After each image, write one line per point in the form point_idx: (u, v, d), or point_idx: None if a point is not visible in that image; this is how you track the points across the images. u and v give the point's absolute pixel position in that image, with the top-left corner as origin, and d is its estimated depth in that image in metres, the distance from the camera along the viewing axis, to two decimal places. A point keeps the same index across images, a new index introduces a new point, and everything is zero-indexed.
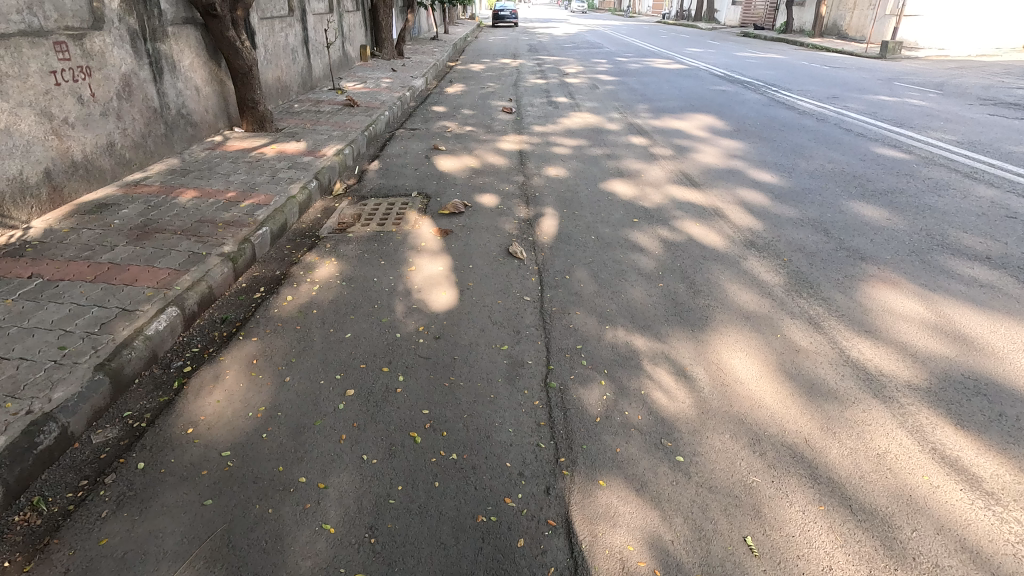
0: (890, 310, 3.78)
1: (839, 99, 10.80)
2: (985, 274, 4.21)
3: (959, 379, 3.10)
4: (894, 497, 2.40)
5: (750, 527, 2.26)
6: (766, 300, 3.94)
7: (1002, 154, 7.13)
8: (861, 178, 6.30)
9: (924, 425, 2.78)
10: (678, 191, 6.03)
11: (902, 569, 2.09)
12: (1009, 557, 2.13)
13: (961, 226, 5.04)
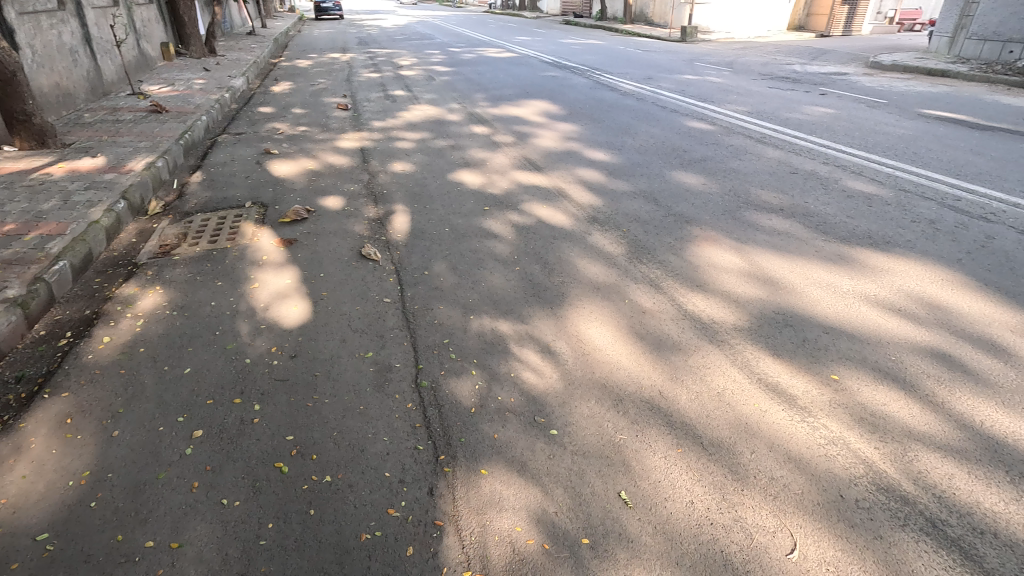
0: (714, 265, 4.29)
1: (652, 79, 11.92)
2: (781, 224, 4.95)
3: (772, 316, 3.62)
4: (734, 427, 2.74)
5: (623, 482, 2.45)
6: (613, 270, 4.25)
7: (782, 121, 8.42)
8: (678, 150, 7.04)
9: (750, 360, 3.21)
10: (523, 175, 6.24)
11: (747, 487, 2.41)
12: (822, 458, 2.55)
13: (759, 185, 5.86)
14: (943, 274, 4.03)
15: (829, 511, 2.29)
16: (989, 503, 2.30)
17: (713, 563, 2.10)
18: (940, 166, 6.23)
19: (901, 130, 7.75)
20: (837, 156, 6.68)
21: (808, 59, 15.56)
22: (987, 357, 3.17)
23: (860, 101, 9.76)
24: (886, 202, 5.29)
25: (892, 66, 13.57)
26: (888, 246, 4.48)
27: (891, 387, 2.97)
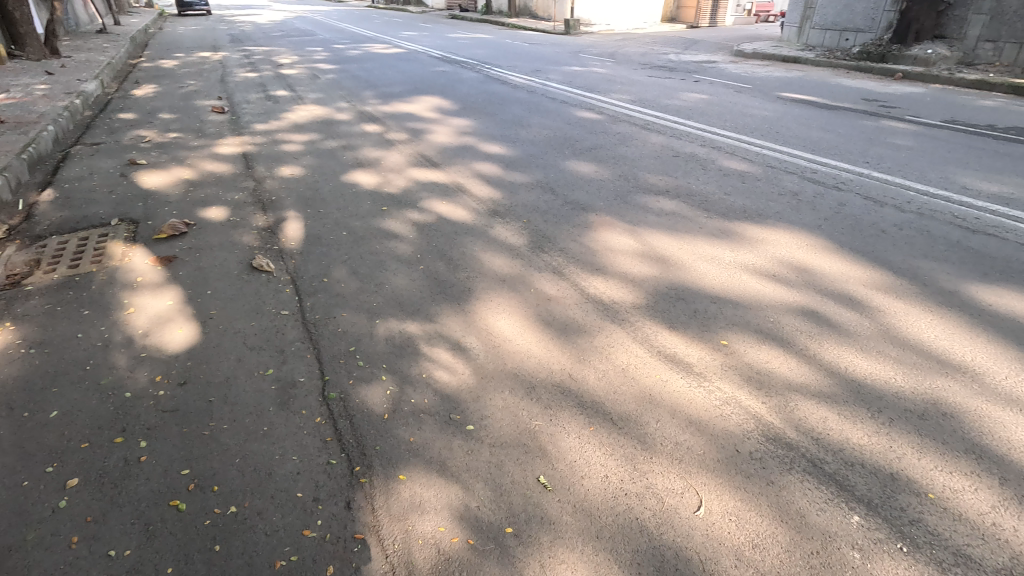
0: (611, 248, 4.49)
1: (541, 72, 12.18)
2: (668, 205, 5.26)
3: (666, 292, 3.86)
4: (640, 399, 2.90)
5: (541, 467, 2.51)
6: (517, 261, 4.31)
7: (662, 107, 8.95)
8: (570, 139, 7.27)
9: (650, 335, 3.40)
10: (420, 173, 6.15)
11: (655, 455, 2.56)
12: (718, 417, 2.76)
13: (646, 169, 6.20)
14: (807, 240, 4.50)
15: (728, 465, 2.49)
16: (856, 437, 2.62)
17: (630, 531, 2.21)
18: (799, 143, 6.93)
19: (764, 113, 8.52)
20: (712, 139, 7.22)
21: (681, 49, 16.65)
22: (847, 310, 3.59)
23: (728, 87, 10.60)
24: (757, 179, 5.80)
25: (753, 54, 14.87)
26: (761, 218, 4.92)
27: (772, 346, 3.28)
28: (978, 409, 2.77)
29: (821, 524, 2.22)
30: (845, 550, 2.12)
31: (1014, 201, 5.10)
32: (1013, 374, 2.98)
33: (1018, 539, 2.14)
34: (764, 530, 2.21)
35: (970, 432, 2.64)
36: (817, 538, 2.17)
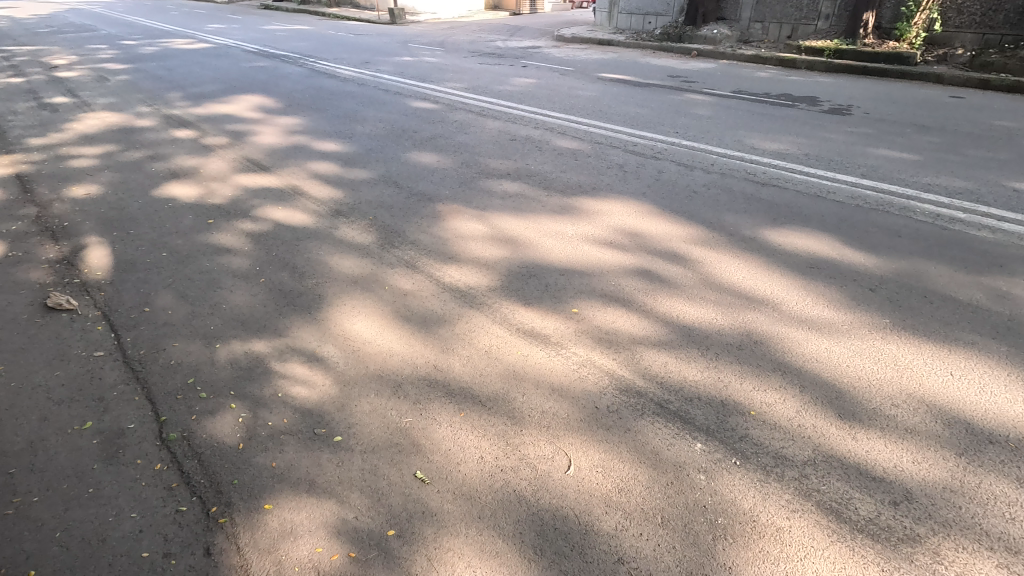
0: (461, 236, 4.54)
1: (370, 63, 11.79)
2: (511, 187, 5.44)
3: (518, 271, 4.01)
4: (505, 377, 3.00)
5: (417, 462, 2.49)
6: (368, 260, 4.17)
7: (496, 93, 9.18)
8: (408, 131, 7.16)
9: (508, 314, 3.52)
10: (248, 179, 5.65)
11: (525, 426, 2.68)
12: (577, 380, 2.96)
13: (487, 154, 6.34)
14: (636, 207, 4.95)
15: (590, 422, 2.69)
16: (692, 375, 2.97)
17: (510, 504, 2.30)
18: (620, 119, 7.56)
19: (588, 93, 9.14)
20: (545, 120, 7.59)
21: (507, 36, 17.17)
22: (674, 265, 4.03)
23: (554, 71, 11.18)
24: (588, 155, 6.23)
25: (572, 39, 15.82)
26: (595, 191, 5.30)
27: (616, 307, 3.58)
28: (779, 333, 3.29)
29: (672, 456, 2.50)
30: (693, 475, 2.41)
31: (789, 156, 6.08)
32: (801, 300, 3.59)
33: (816, 433, 2.61)
34: (627, 474, 2.42)
35: (776, 353, 3.13)
36: (670, 470, 2.44)
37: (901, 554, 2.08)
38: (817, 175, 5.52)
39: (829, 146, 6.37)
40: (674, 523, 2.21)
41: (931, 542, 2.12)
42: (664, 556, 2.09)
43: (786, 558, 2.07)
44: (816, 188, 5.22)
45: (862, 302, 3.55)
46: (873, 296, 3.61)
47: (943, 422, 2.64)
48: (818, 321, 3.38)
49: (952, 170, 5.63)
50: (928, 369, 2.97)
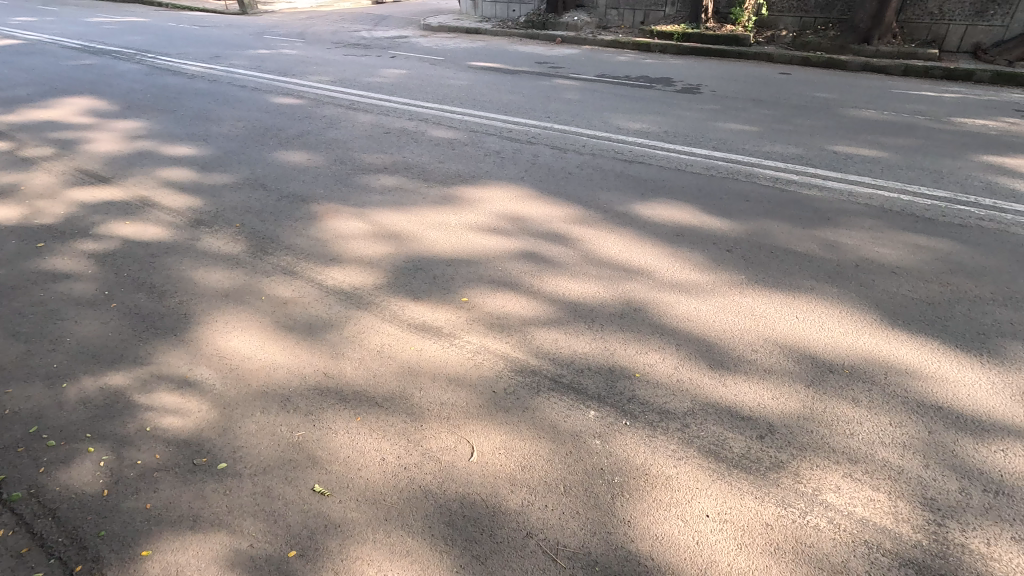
0: (341, 235, 4.35)
1: (221, 58, 10.83)
2: (389, 181, 5.31)
3: (404, 266, 3.93)
4: (399, 374, 2.94)
5: (314, 476, 2.38)
6: (238, 270, 3.87)
7: (365, 86, 8.86)
8: (272, 129, 6.70)
9: (397, 311, 3.45)
10: (84, 193, 4.98)
11: (424, 421, 2.65)
12: (473, 367, 2.98)
13: (361, 149, 6.11)
14: (516, 192, 5.05)
15: (489, 407, 2.73)
16: (581, 348, 3.12)
17: (417, 501, 2.27)
18: (493, 107, 7.63)
19: (459, 82, 9.12)
20: (418, 111, 7.46)
21: (371, 26, 16.58)
22: (557, 245, 4.17)
23: (424, 60, 11.00)
24: (464, 144, 6.23)
25: (439, 28, 15.66)
26: (475, 179, 5.32)
27: (505, 291, 3.64)
28: (655, 298, 3.55)
29: (569, 427, 2.62)
30: (588, 441, 2.54)
31: (651, 133, 6.52)
32: (671, 266, 3.89)
33: (693, 385, 2.86)
34: (528, 451, 2.49)
35: (653, 317, 3.37)
36: (568, 440, 2.55)
37: (769, 480, 2.35)
38: (676, 150, 5.98)
39: (685, 123, 6.91)
40: (576, 489, 2.32)
41: (791, 464, 2.42)
42: (570, 522, 2.19)
43: (677, 503, 2.26)
44: (676, 162, 5.66)
45: (722, 262, 3.92)
46: (731, 256, 4.01)
47: (793, 359, 3.02)
48: (687, 284, 3.69)
49: (785, 138, 6.36)
50: (779, 315, 3.37)
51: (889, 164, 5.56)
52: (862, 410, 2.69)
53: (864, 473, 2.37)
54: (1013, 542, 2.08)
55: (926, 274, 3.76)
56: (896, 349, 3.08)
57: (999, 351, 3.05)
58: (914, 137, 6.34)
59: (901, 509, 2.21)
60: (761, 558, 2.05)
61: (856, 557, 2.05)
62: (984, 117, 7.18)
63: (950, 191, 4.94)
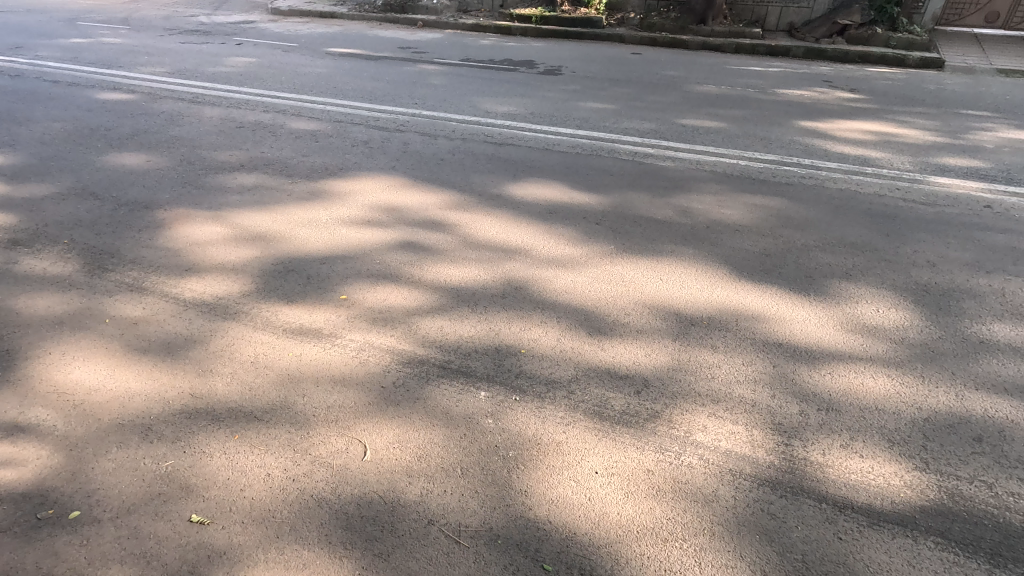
0: (197, 243, 3.97)
1: (23, 49, 9.27)
2: (248, 179, 4.92)
3: (273, 269, 3.69)
4: (278, 383, 2.77)
5: (189, 505, 2.19)
6: (73, 294, 3.40)
7: (209, 76, 8.07)
8: (99, 129, 5.89)
9: (270, 317, 3.24)
10: None
11: (311, 427, 2.53)
12: (359, 366, 2.89)
13: (211, 146, 5.59)
14: (388, 181, 4.92)
15: (379, 403, 2.67)
16: (467, 332, 3.15)
17: (310, 510, 2.18)
18: (357, 95, 7.33)
19: (317, 69, 8.62)
20: (274, 102, 6.96)
21: (211, 10, 15.08)
22: (435, 233, 4.14)
23: (275, 47, 10.24)
24: (329, 135, 5.93)
25: (290, 12, 14.64)
26: (343, 172, 5.10)
27: (385, 284, 3.55)
28: (534, 275, 3.67)
29: (461, 411, 2.64)
30: (482, 421, 2.59)
31: (518, 115, 6.66)
32: (547, 243, 4.04)
33: (575, 353, 3.01)
34: (423, 441, 2.48)
35: (534, 294, 3.49)
36: (462, 424, 2.57)
37: (648, 430, 2.55)
38: (543, 131, 6.17)
39: (549, 104, 7.14)
40: (473, 470, 2.36)
41: (666, 413, 2.65)
42: (470, 503, 2.23)
43: (569, 466, 2.38)
44: (544, 143, 5.85)
45: (593, 235, 4.14)
46: (601, 228, 4.24)
47: (661, 317, 3.29)
48: (563, 258, 3.85)
49: (640, 114, 6.82)
50: (646, 279, 3.64)
51: (729, 134, 6.18)
52: (720, 355, 3.01)
53: (725, 411, 2.66)
54: (842, 448, 2.46)
55: (764, 229, 4.26)
56: (744, 298, 3.47)
57: (823, 289, 3.56)
58: (747, 108, 7.10)
59: (757, 437, 2.52)
60: (646, 502, 2.24)
61: (724, 485, 2.31)
62: (800, 88, 8.21)
63: (778, 154, 5.60)
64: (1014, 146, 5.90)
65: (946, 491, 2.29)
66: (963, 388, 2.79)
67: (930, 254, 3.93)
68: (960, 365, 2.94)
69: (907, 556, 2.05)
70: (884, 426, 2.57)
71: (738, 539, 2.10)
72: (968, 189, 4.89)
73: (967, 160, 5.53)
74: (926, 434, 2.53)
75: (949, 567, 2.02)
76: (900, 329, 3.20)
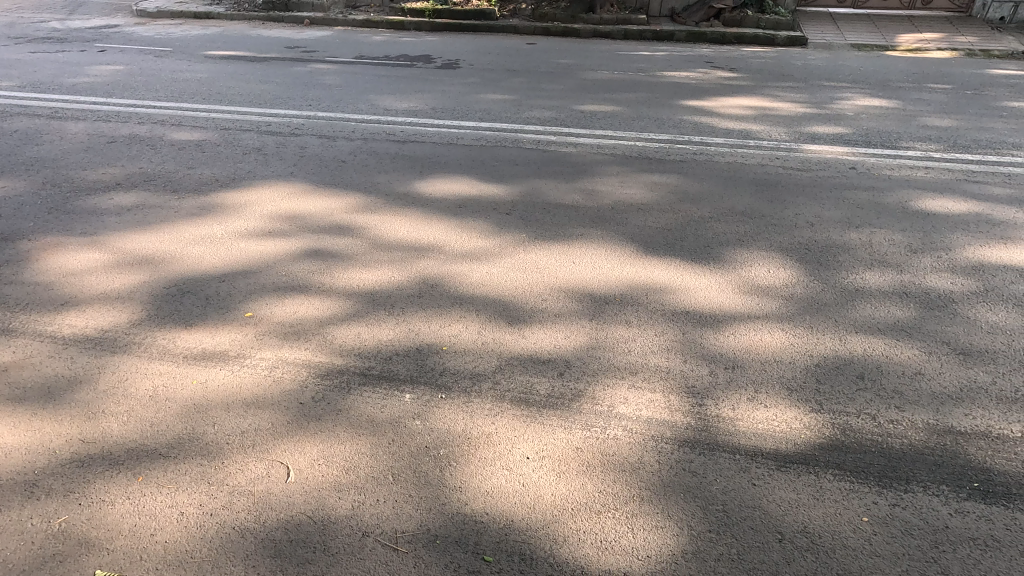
0: (71, 273, 3.58)
1: None
2: (126, 199, 4.50)
3: (166, 292, 3.41)
4: (183, 415, 2.57)
5: (92, 560, 1.99)
6: None
7: (69, 88, 7.27)
8: None
9: (167, 345, 2.99)
10: None
11: (225, 455, 2.38)
12: (272, 385, 2.74)
13: (79, 166, 5.05)
14: (287, 189, 4.68)
15: (298, 420, 2.55)
16: (385, 335, 3.07)
17: (232, 544, 2.05)
18: (243, 99, 6.89)
19: (196, 74, 8.02)
20: (149, 113, 6.40)
21: (65, 14, 13.56)
22: (343, 238, 4.00)
23: (145, 53, 9.40)
24: (216, 144, 5.54)
25: (159, 14, 13.47)
26: (236, 182, 4.79)
27: (294, 296, 3.39)
28: (449, 271, 3.65)
29: (386, 416, 2.58)
30: (409, 424, 2.54)
31: (419, 111, 6.55)
32: (460, 238, 4.02)
33: (497, 344, 3.03)
34: (349, 452, 2.40)
35: (450, 289, 3.47)
36: (388, 429, 2.51)
37: (573, 410, 2.62)
38: (445, 125, 6.12)
39: (449, 98, 7.09)
40: (405, 474, 2.31)
41: (588, 390, 2.73)
42: (404, 508, 2.19)
43: (500, 455, 2.40)
44: (447, 137, 5.80)
45: (504, 226, 4.18)
46: (511, 218, 4.29)
47: (576, 299, 3.38)
48: (477, 251, 3.85)
49: (540, 103, 6.93)
50: (559, 264, 3.72)
51: (625, 117, 6.42)
52: (634, 329, 3.15)
53: (643, 381, 2.79)
54: (749, 401, 2.66)
55: (664, 205, 4.48)
56: (651, 272, 3.65)
57: (721, 257, 3.81)
58: (640, 92, 7.42)
59: (673, 402, 2.66)
60: (577, 479, 2.30)
61: (648, 451, 2.42)
62: (686, 70, 8.69)
63: (671, 134, 5.90)
64: (870, 112, 6.59)
65: (839, 427, 2.53)
66: (845, 332, 3.10)
67: (809, 216, 4.31)
68: (840, 313, 3.26)
69: (812, 491, 2.26)
70: (782, 376, 2.80)
71: (665, 501, 2.22)
72: (835, 154, 5.41)
73: (832, 127, 6.11)
74: (818, 378, 2.79)
75: (847, 494, 2.25)
76: (789, 286, 3.50)
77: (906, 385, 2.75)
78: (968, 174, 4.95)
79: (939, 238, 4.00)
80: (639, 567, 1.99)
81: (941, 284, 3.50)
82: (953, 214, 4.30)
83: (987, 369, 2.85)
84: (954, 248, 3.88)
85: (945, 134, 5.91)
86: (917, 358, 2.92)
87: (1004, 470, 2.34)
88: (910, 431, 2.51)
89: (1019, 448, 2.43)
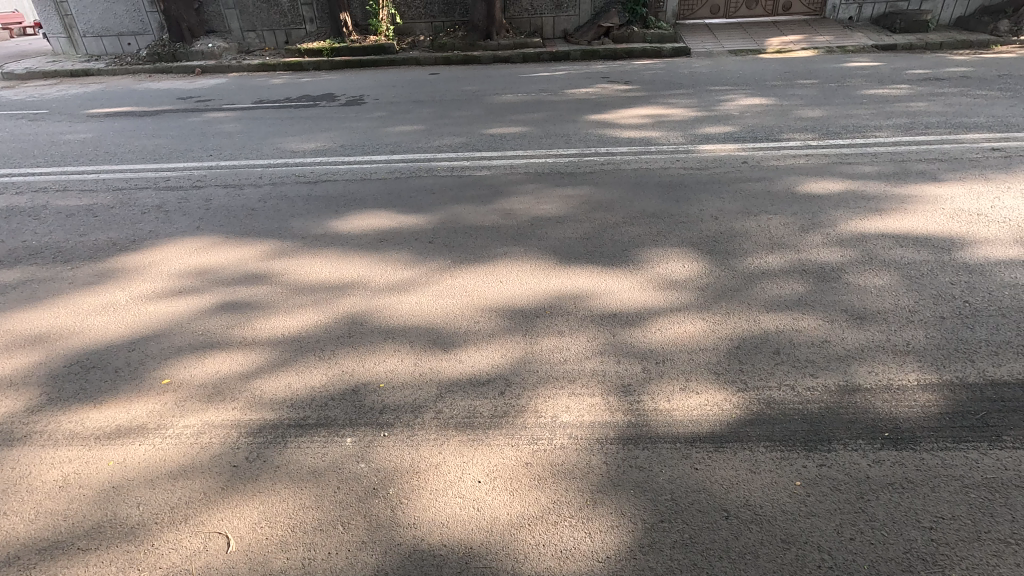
0: None
1: None
2: (10, 275, 4.12)
3: (67, 370, 3.13)
4: (100, 501, 2.36)
5: None
6: None
7: None
8: None
9: (75, 428, 2.74)
10: None
11: (154, 536, 2.20)
12: (200, 454, 2.56)
13: None
14: (194, 243, 4.46)
15: (233, 485, 2.41)
16: (317, 380, 2.98)
17: None
18: (136, 157, 6.52)
19: (79, 135, 7.51)
20: (27, 181, 5.91)
21: None
22: (259, 286, 3.86)
23: (16, 118, 8.68)
24: (109, 206, 5.19)
25: (28, 75, 12.51)
26: (137, 243, 4.51)
27: (213, 354, 3.21)
28: (376, 305, 3.60)
29: (327, 464, 2.49)
30: (353, 467, 2.47)
31: (328, 150, 6.46)
32: (384, 271, 3.97)
33: (433, 372, 3.01)
34: (293, 509, 2.29)
35: (380, 324, 3.42)
36: (331, 476, 2.43)
37: (518, 426, 2.65)
38: (356, 162, 6.06)
39: (357, 134, 7.04)
40: (354, 520, 2.24)
41: (530, 404, 2.77)
42: (359, 555, 2.10)
43: (450, 483, 2.38)
44: (360, 173, 5.75)
45: (426, 254, 4.19)
46: (434, 246, 4.30)
47: (507, 317, 3.43)
48: (402, 282, 3.84)
49: (449, 130, 7.04)
50: (485, 284, 3.77)
51: (532, 136, 6.64)
52: (566, 337, 3.23)
53: (582, 387, 2.86)
54: (681, 390, 2.79)
55: (580, 216, 4.65)
56: (576, 280, 3.77)
57: (637, 258, 4.00)
58: (544, 111, 7.70)
59: (612, 402, 2.75)
60: (530, 494, 2.32)
61: (593, 454, 2.48)
62: (585, 87, 9.10)
63: (579, 148, 6.16)
64: (752, 111, 7.20)
65: (764, 402, 2.70)
66: (757, 313, 3.33)
67: (711, 210, 4.63)
68: (750, 295, 3.50)
69: (748, 466, 2.39)
70: (708, 362, 2.97)
71: (616, 499, 2.28)
72: (726, 151, 5.85)
73: (722, 127, 6.60)
74: (739, 359, 2.98)
75: (781, 463, 2.40)
76: (700, 278, 3.72)
77: (815, 353, 2.99)
78: (840, 157, 5.51)
79: (824, 216, 4.40)
80: (600, 568, 2.02)
81: (832, 257, 3.84)
82: (834, 194, 4.76)
83: (879, 327, 3.16)
84: (838, 224, 4.29)
85: (818, 124, 6.53)
86: (820, 326, 3.19)
87: (907, 417, 2.58)
88: (825, 395, 2.72)
89: (916, 395, 2.69)
